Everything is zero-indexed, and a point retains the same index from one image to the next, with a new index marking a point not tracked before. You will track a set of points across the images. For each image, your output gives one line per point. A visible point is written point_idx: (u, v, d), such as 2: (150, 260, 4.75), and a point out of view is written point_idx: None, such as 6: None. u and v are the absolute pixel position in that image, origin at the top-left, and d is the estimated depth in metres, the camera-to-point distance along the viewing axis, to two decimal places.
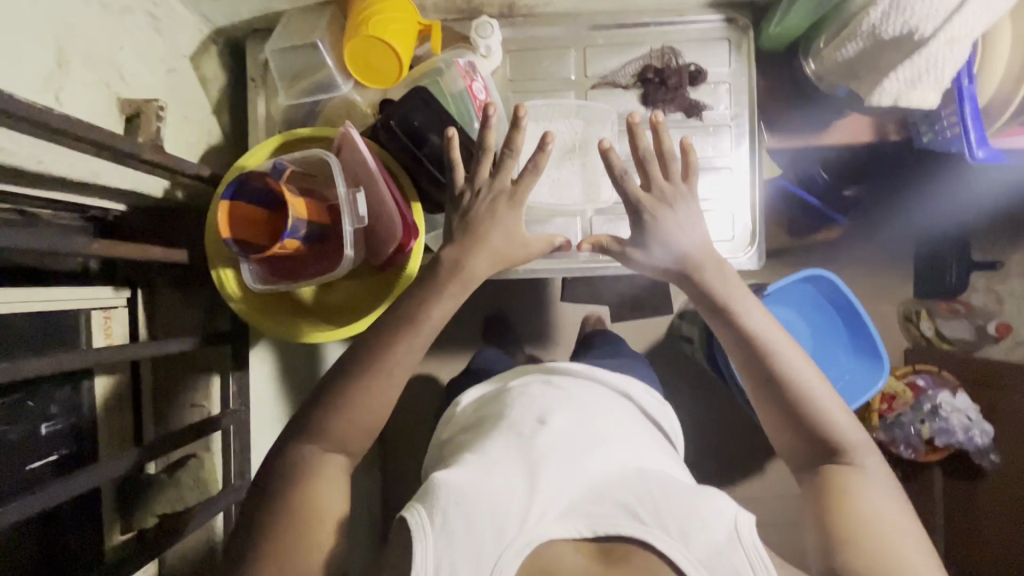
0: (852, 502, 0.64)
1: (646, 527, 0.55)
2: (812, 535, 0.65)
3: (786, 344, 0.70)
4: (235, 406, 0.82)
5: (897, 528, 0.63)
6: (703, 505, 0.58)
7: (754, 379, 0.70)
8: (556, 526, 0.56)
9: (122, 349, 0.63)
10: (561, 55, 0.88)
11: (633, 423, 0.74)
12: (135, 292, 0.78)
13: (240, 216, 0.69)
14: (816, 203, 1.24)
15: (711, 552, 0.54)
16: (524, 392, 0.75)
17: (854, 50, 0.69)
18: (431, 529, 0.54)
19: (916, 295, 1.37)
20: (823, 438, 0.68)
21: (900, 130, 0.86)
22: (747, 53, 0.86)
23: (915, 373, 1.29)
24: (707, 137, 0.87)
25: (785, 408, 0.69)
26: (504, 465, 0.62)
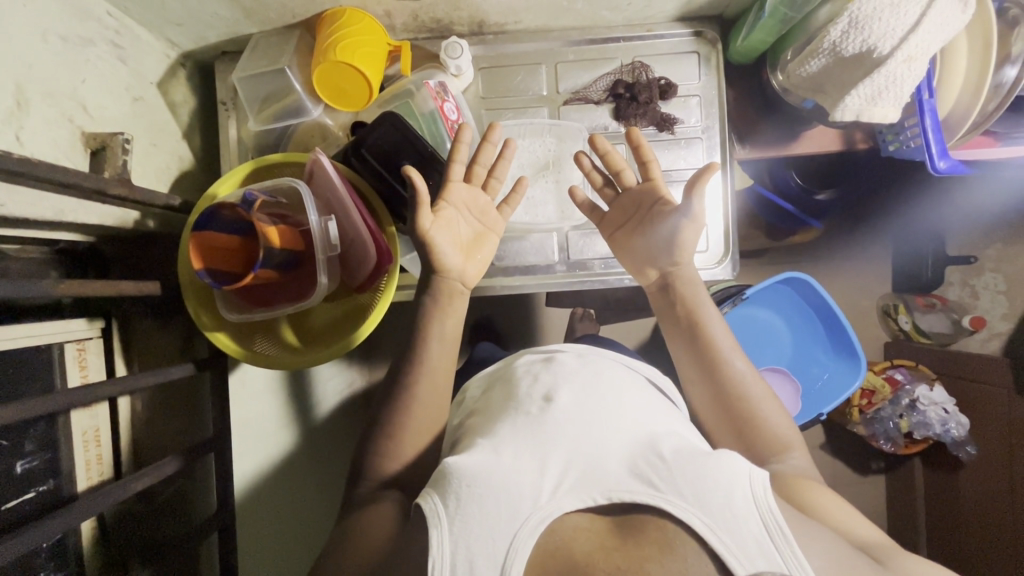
0: (807, 483, 0.65)
1: (659, 492, 0.56)
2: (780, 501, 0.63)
3: (734, 347, 0.73)
4: (217, 432, 0.82)
5: (841, 502, 0.64)
6: (721, 473, 0.56)
7: (711, 376, 0.72)
8: (570, 499, 0.57)
9: (92, 390, 0.62)
10: (532, 71, 0.88)
11: (646, 395, 0.74)
12: (110, 322, 0.78)
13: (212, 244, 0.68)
14: (790, 209, 1.22)
15: (731, 515, 0.53)
16: (524, 377, 0.75)
17: (816, 66, 0.70)
18: (444, 514, 0.55)
19: (894, 290, 1.41)
20: (773, 434, 0.69)
21: (868, 139, 0.88)
22: (717, 65, 0.87)
23: (893, 368, 1.32)
24: (679, 151, 0.88)
25: (732, 406, 0.70)
26: (514, 444, 0.62)
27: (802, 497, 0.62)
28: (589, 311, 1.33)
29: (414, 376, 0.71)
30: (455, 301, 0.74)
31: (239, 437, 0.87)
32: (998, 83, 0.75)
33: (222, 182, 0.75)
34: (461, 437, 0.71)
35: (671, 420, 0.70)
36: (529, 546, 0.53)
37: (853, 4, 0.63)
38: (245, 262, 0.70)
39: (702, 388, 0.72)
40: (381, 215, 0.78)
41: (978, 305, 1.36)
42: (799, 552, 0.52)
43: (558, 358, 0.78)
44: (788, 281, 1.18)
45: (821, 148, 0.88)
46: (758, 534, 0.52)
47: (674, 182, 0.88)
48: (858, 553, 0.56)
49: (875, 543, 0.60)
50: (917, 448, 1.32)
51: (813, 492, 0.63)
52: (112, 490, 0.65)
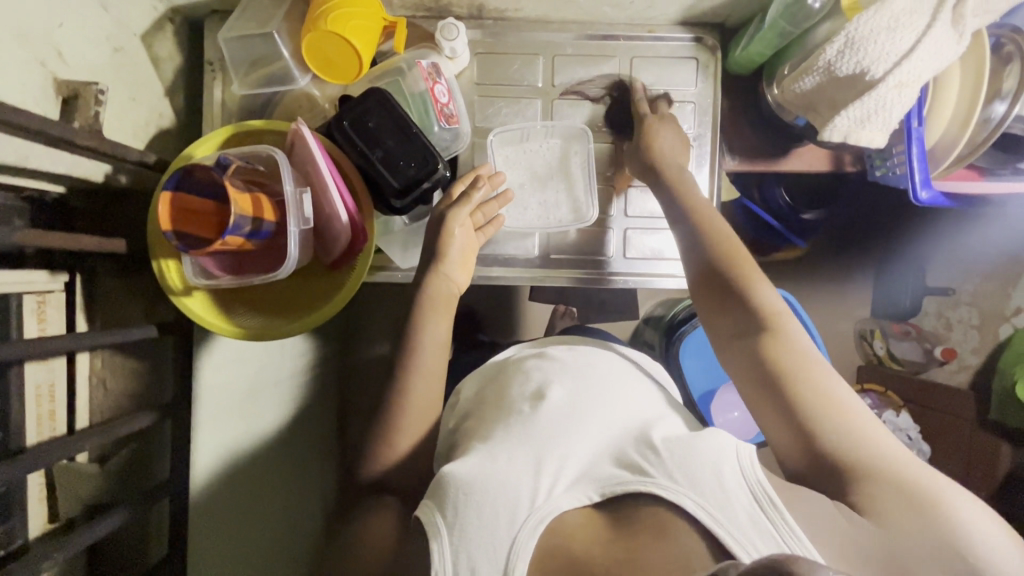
0: (834, 411, 0.61)
1: (651, 478, 0.58)
2: (793, 440, 0.62)
3: (756, 274, 0.71)
4: (176, 398, 0.81)
5: (872, 436, 0.60)
6: (709, 450, 0.58)
7: (726, 303, 0.70)
8: (567, 499, 0.59)
9: (39, 344, 0.60)
10: (529, 62, 0.87)
11: (630, 381, 0.76)
12: (74, 276, 0.76)
13: (183, 207, 0.67)
14: (776, 224, 1.17)
15: (722, 493, 0.55)
16: (517, 374, 0.77)
17: (810, 84, 0.70)
18: (443, 525, 0.57)
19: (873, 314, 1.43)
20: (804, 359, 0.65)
21: (856, 162, 0.88)
22: (714, 73, 0.86)
23: (863, 392, 1.34)
24: None
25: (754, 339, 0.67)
26: (509, 446, 0.64)
27: (819, 435, 0.61)
28: (572, 309, 1.35)
29: None
30: (450, 304, 0.75)
31: (215, 403, 0.87)
32: (986, 119, 0.75)
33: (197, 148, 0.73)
34: (462, 436, 0.71)
35: (664, 409, 0.72)
36: (530, 546, 0.55)
37: (850, 24, 0.62)
38: (216, 228, 0.68)
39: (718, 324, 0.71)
40: (357, 191, 0.76)
41: (952, 337, 1.41)
42: (790, 521, 0.53)
43: (550, 354, 0.80)
44: None
45: (808, 166, 0.88)
46: (749, 508, 0.54)
47: None
48: (838, 507, 0.57)
49: (876, 473, 0.57)
50: None
51: (813, 431, 0.61)
52: (56, 449, 0.64)
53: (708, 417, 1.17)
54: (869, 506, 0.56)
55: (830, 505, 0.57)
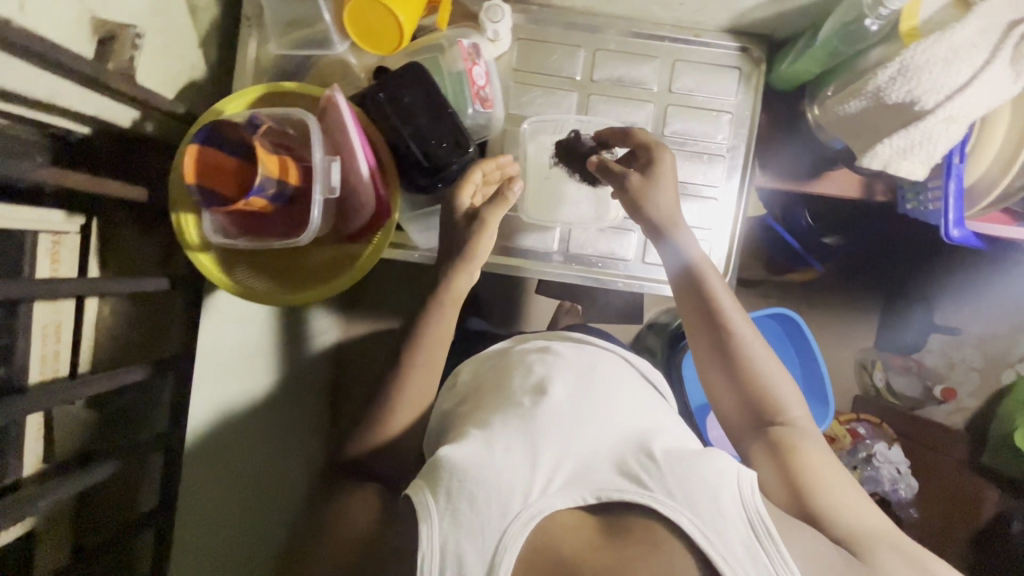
0: (805, 455, 0.67)
1: (649, 492, 0.57)
2: (778, 482, 0.66)
3: (742, 316, 0.74)
4: (180, 352, 0.81)
5: (838, 480, 0.66)
6: (712, 472, 0.59)
7: (714, 344, 0.74)
8: (560, 497, 0.58)
9: (54, 285, 0.60)
10: (569, 53, 0.85)
11: (631, 384, 0.76)
12: (91, 220, 0.75)
13: (207, 161, 0.65)
14: (796, 246, 1.15)
15: (719, 516, 0.55)
16: (518, 365, 0.76)
17: (856, 107, 0.69)
18: (435, 508, 0.56)
19: (875, 345, 1.43)
20: (768, 402, 0.72)
21: (887, 192, 0.87)
22: (755, 86, 0.85)
23: (857, 421, 1.35)
24: (699, 165, 0.87)
25: (757, 399, 0.72)
26: (505, 440, 0.62)
27: (800, 477, 0.65)
28: (576, 307, 1.35)
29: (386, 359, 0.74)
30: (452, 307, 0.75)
31: (217, 364, 0.90)
32: None
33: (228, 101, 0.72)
34: (453, 421, 0.71)
35: (663, 417, 0.72)
36: (518, 544, 0.54)
37: (907, 50, 0.61)
38: (240, 188, 0.68)
39: (722, 381, 0.74)
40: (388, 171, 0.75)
41: (954, 377, 1.43)
42: (783, 552, 0.54)
43: (553, 350, 0.79)
44: (774, 314, 1.25)
45: (838, 191, 0.87)
46: (744, 534, 0.55)
47: (688, 196, 0.87)
48: (839, 552, 0.59)
49: (867, 530, 0.63)
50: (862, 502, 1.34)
51: (812, 483, 0.65)
52: (62, 391, 0.63)
53: (703, 429, 1.19)
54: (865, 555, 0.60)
55: (831, 547, 0.59)
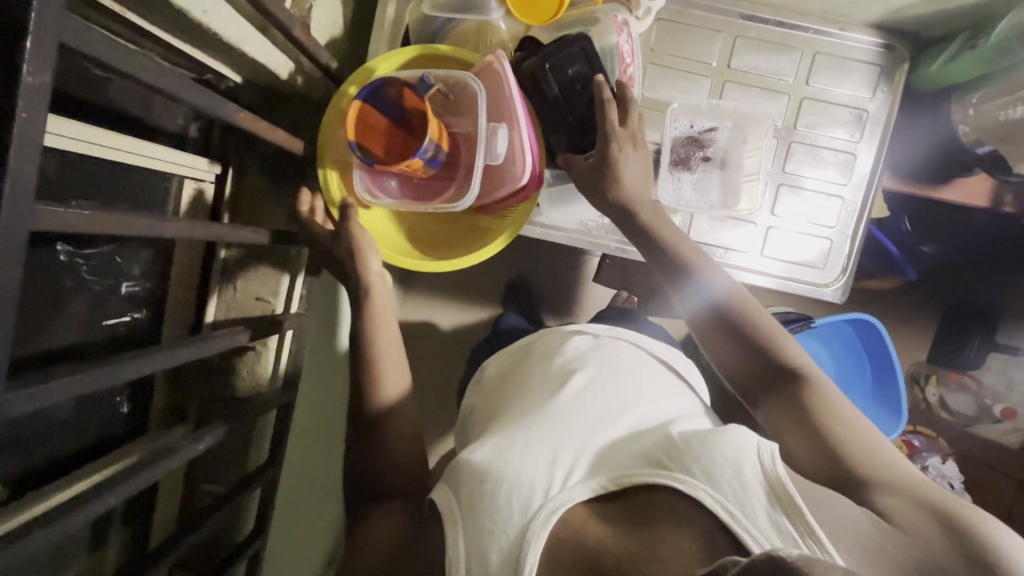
0: (832, 418, 0.65)
1: (666, 472, 0.59)
2: (808, 450, 0.64)
3: (751, 303, 0.73)
4: (299, 310, 0.81)
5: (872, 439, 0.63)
6: (730, 447, 0.59)
7: (725, 337, 0.72)
8: (579, 489, 0.60)
9: (207, 225, 0.52)
10: (709, 38, 0.85)
11: (657, 377, 0.80)
12: (226, 169, 0.75)
13: (367, 120, 0.69)
14: (896, 251, 1.13)
15: (740, 489, 0.56)
16: (536, 367, 0.82)
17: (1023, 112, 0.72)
18: (459, 513, 0.61)
19: (929, 359, 1.51)
20: (786, 374, 0.70)
21: (1016, 203, 0.85)
22: (897, 85, 0.84)
23: (911, 433, 1.46)
24: (829, 162, 0.86)
25: (770, 372, 0.70)
26: (520, 438, 0.66)
27: (835, 445, 0.63)
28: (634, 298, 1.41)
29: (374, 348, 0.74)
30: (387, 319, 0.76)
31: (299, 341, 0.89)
32: None
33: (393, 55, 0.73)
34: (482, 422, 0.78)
35: (685, 409, 0.75)
36: (543, 535, 0.57)
37: None
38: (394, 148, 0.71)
39: (723, 361, 0.73)
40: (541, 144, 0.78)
41: (1013, 397, 1.47)
42: (812, 525, 0.52)
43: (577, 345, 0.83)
44: (854, 321, 1.25)
45: (968, 199, 0.85)
46: (760, 504, 0.54)
47: (812, 193, 0.86)
48: (867, 514, 0.56)
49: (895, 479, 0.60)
50: None
51: (826, 443, 0.64)
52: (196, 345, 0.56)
53: None
54: (893, 513, 0.57)
55: (859, 510, 0.57)
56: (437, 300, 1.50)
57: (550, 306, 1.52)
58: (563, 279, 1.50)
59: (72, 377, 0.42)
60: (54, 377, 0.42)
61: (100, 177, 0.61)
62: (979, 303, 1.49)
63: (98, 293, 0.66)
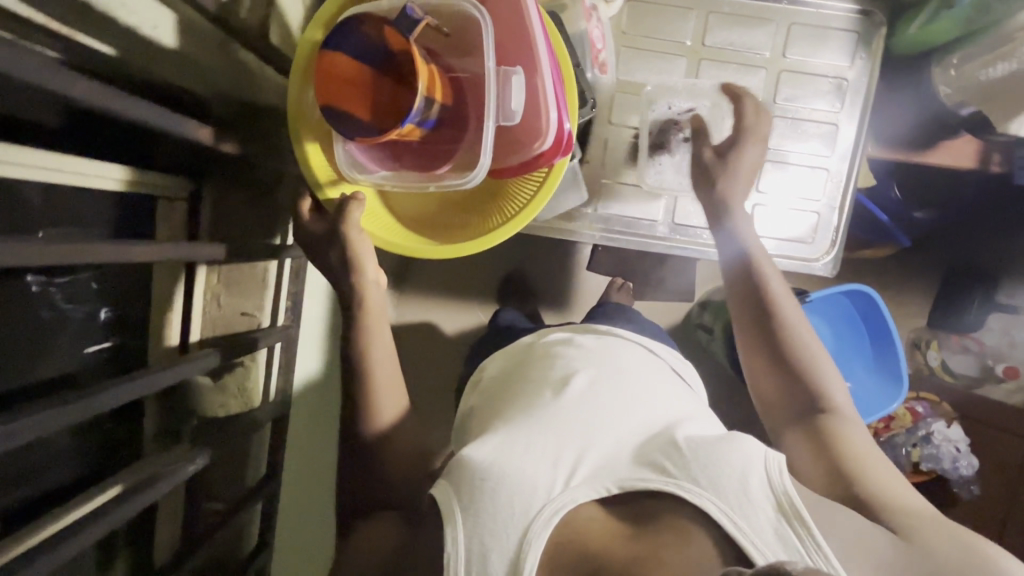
0: (848, 446, 0.72)
1: (675, 480, 0.63)
2: (825, 474, 0.71)
3: (798, 323, 0.80)
4: (286, 321, 0.82)
5: (885, 476, 0.70)
6: (734, 460, 0.64)
7: (768, 352, 0.79)
8: (583, 490, 0.64)
9: (169, 249, 0.54)
10: (681, 16, 0.83)
11: (657, 377, 0.83)
12: (198, 185, 0.75)
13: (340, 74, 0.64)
14: (887, 220, 1.09)
15: (747, 500, 0.61)
16: (541, 360, 0.83)
17: (1002, 71, 0.75)
18: (458, 507, 0.63)
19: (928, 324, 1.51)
20: (818, 400, 0.77)
21: (1003, 163, 0.84)
22: (876, 51, 0.82)
23: (916, 400, 1.43)
24: (811, 134, 0.84)
25: (802, 393, 0.78)
26: (528, 438, 0.69)
27: (851, 472, 0.70)
28: (629, 283, 1.42)
29: (363, 355, 0.74)
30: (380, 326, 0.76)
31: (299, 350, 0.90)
32: None
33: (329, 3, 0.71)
34: (479, 418, 0.80)
35: (687, 410, 0.78)
36: (542, 537, 0.60)
37: None
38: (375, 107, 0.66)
39: (766, 371, 0.80)
40: (571, 95, 0.75)
41: (1014, 356, 1.47)
42: (816, 537, 0.59)
43: (578, 342, 0.86)
44: (847, 291, 1.24)
45: (954, 161, 0.84)
46: (771, 519, 0.60)
47: (798, 167, 0.85)
48: (884, 535, 0.62)
49: (915, 511, 0.65)
50: (918, 479, 1.42)
51: (852, 466, 0.70)
52: (178, 369, 0.57)
53: None
54: (907, 534, 0.62)
55: (876, 531, 0.62)
56: (433, 298, 1.50)
57: (547, 296, 1.52)
58: (557, 270, 1.51)
59: (52, 408, 0.42)
60: (33, 411, 0.42)
61: (70, 203, 0.61)
62: (975, 263, 1.49)
63: (76, 321, 0.65)
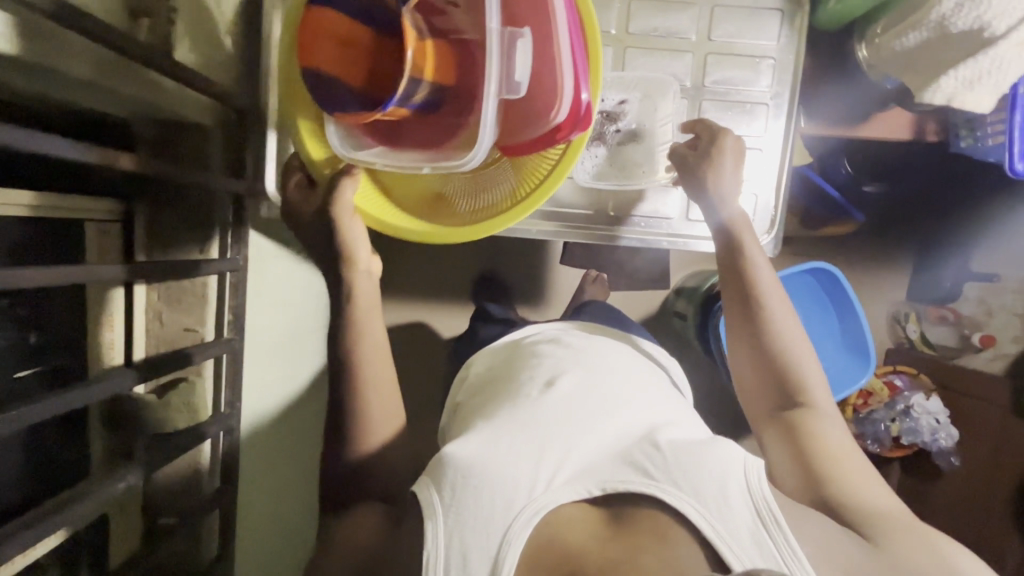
0: (818, 440, 0.72)
1: (655, 482, 0.64)
2: (794, 471, 0.71)
3: (782, 310, 0.78)
4: (229, 334, 0.81)
5: (858, 475, 0.70)
6: (716, 463, 0.65)
7: (749, 338, 0.78)
8: (566, 491, 0.64)
9: (65, 269, 0.51)
10: (604, 7, 0.83)
11: (644, 376, 0.84)
12: (133, 208, 0.77)
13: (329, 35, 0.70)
14: (838, 195, 1.11)
15: (724, 505, 0.62)
16: (529, 359, 0.83)
17: (914, 40, 0.66)
18: (440, 505, 0.63)
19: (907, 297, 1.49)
20: (794, 389, 0.76)
21: (939, 131, 0.84)
22: (800, 28, 0.82)
23: (893, 373, 1.41)
24: (742, 114, 0.84)
25: (780, 382, 0.77)
26: (510, 435, 0.69)
27: (817, 469, 0.70)
28: (603, 276, 1.42)
29: None
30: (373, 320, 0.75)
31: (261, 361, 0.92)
32: None
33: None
34: (463, 418, 0.80)
35: (672, 410, 0.78)
36: (523, 537, 0.60)
37: None
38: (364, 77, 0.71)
39: (750, 365, 0.79)
40: (591, 61, 0.72)
41: (991, 324, 1.46)
42: (790, 540, 0.59)
43: (564, 342, 0.86)
44: (811, 268, 1.23)
45: (890, 133, 0.84)
46: (753, 527, 0.60)
47: None
48: (847, 533, 0.63)
49: (887, 516, 0.65)
50: (900, 453, 1.42)
51: (827, 468, 0.70)
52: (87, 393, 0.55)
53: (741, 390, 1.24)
54: (873, 534, 0.63)
55: (843, 531, 0.63)
56: (410, 302, 1.51)
57: (523, 293, 1.53)
58: (529, 267, 1.51)
59: None
60: None
61: None
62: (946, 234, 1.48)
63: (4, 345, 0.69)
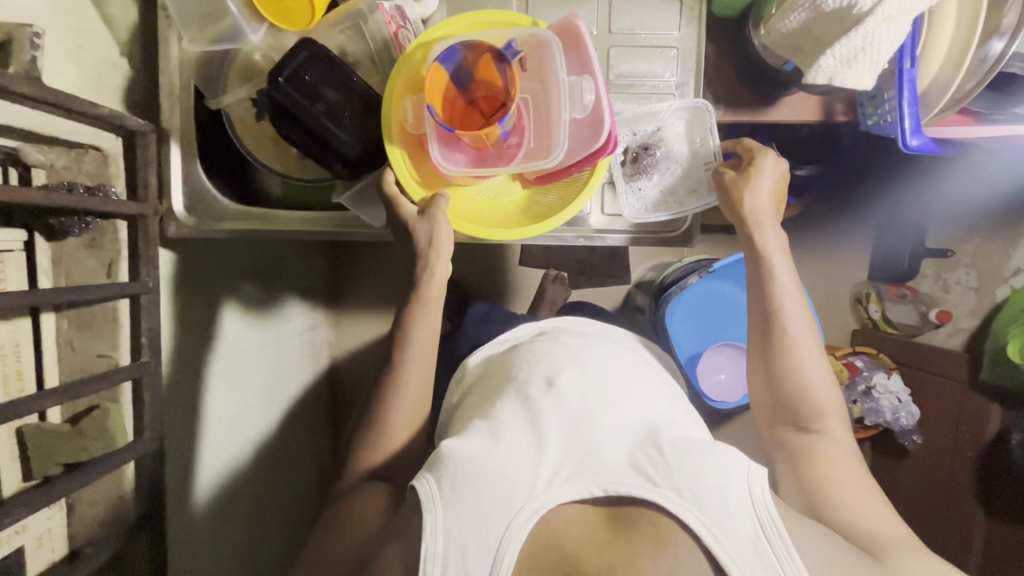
0: (823, 461, 0.74)
1: (656, 485, 0.62)
2: (798, 487, 0.73)
3: (803, 334, 0.79)
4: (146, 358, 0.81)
5: (863, 498, 0.71)
6: (717, 469, 0.63)
7: (761, 350, 0.80)
8: (566, 489, 0.63)
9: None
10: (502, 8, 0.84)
11: (645, 374, 0.82)
12: (34, 234, 0.73)
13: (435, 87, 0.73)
14: None
15: (725, 510, 0.60)
16: (531, 357, 0.82)
17: (796, 21, 0.69)
18: (439, 500, 0.62)
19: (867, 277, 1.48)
20: (811, 407, 0.78)
21: (847, 111, 0.87)
22: (698, 16, 0.82)
23: (854, 355, 1.39)
24: (646, 102, 0.84)
25: (795, 401, 0.78)
26: (513, 436, 0.68)
27: (817, 489, 0.72)
28: (562, 275, 1.40)
29: None
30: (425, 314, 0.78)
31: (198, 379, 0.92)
32: (983, 57, 0.81)
33: (445, 26, 0.76)
34: (461, 415, 0.80)
35: (669, 409, 0.76)
36: (522, 535, 0.59)
37: None
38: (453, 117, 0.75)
39: (765, 381, 0.80)
40: None
41: (948, 300, 1.45)
42: (790, 551, 0.58)
43: (565, 340, 0.85)
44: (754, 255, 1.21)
45: (798, 116, 0.86)
46: (755, 533, 0.59)
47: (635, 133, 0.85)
48: (856, 552, 0.64)
49: (891, 540, 0.67)
50: (865, 434, 1.40)
51: (832, 490, 0.71)
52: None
53: (694, 381, 1.23)
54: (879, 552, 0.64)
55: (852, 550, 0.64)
56: (371, 312, 1.52)
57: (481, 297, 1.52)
58: (485, 270, 1.51)
59: None
60: None
61: None
62: None
63: None
